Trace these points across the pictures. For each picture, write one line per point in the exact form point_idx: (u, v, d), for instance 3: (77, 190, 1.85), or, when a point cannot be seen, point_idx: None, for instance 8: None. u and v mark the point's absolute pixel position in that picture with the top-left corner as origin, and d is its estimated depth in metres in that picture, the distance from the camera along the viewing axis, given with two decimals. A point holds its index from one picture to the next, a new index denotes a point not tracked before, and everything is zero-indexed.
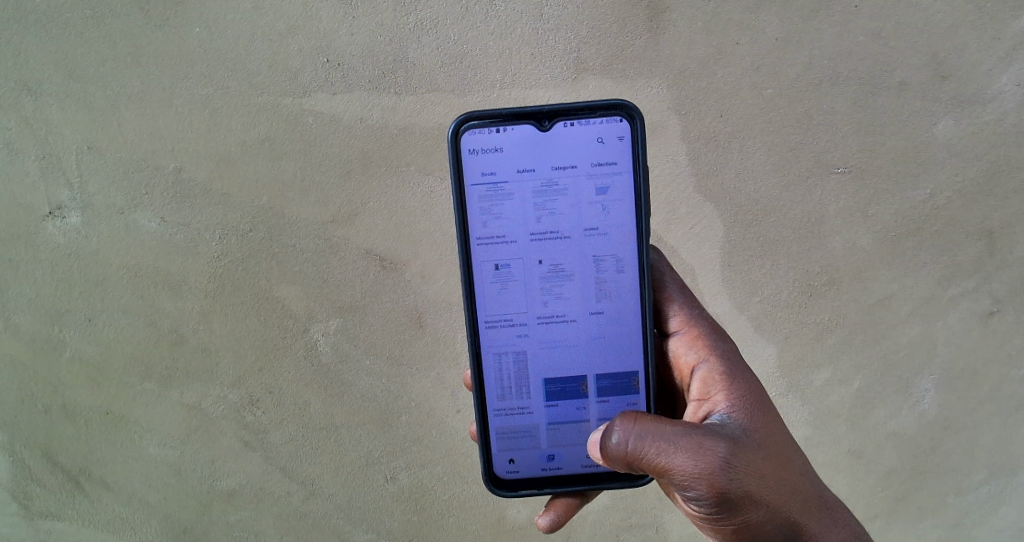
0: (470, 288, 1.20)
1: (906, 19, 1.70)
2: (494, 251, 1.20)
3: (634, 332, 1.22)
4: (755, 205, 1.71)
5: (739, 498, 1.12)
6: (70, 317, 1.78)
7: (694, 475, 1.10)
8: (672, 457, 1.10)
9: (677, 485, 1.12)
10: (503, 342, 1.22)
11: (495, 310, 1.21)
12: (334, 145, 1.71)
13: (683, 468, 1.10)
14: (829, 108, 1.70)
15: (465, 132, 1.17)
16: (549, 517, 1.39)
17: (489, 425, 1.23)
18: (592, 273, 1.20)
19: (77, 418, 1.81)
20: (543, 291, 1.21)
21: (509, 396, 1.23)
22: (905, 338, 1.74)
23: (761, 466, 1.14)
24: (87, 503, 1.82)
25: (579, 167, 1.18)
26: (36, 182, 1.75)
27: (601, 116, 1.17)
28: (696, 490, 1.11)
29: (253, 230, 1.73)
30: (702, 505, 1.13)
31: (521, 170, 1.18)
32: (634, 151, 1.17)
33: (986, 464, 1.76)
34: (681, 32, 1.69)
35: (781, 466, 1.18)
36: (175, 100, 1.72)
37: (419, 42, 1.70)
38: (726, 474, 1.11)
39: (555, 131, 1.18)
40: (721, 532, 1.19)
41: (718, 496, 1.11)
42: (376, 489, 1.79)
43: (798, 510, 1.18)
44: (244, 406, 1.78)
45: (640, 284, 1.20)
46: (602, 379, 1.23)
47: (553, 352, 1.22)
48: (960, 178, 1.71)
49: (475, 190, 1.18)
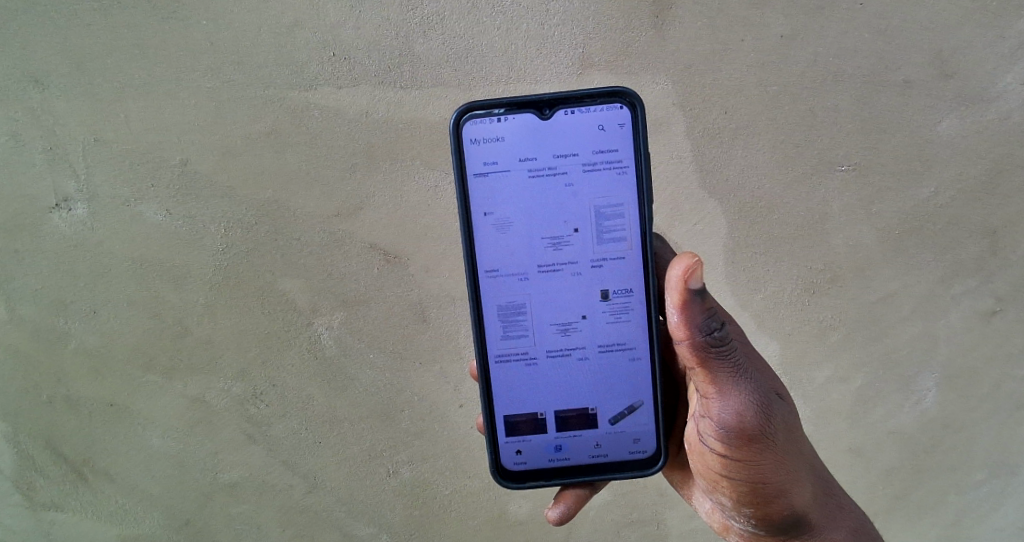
0: (474, 278, 1.20)
1: (910, 17, 1.70)
2: (497, 238, 1.20)
3: (637, 319, 1.21)
4: (758, 203, 1.72)
5: (770, 443, 1.17)
6: (74, 308, 1.79)
7: (742, 397, 1.14)
8: (734, 368, 1.13)
9: (721, 400, 1.14)
10: (501, 258, 1.20)
11: (499, 292, 1.21)
12: (340, 138, 1.71)
13: (737, 384, 1.14)
14: (833, 105, 1.71)
15: (466, 122, 1.17)
16: (559, 509, 1.35)
17: (488, 358, 1.23)
18: (594, 259, 1.20)
19: (80, 409, 1.81)
20: (546, 278, 1.21)
21: (507, 312, 1.22)
22: (906, 337, 1.75)
23: (786, 423, 1.23)
24: (89, 494, 1.83)
25: (580, 154, 1.18)
26: (42, 173, 1.76)
27: (601, 103, 1.17)
28: (736, 416, 1.14)
29: (258, 223, 1.74)
30: (727, 436, 1.16)
31: (523, 159, 1.18)
32: (636, 139, 1.17)
33: (985, 463, 1.76)
34: (686, 29, 1.70)
35: (795, 435, 1.26)
36: (182, 93, 1.72)
37: (425, 37, 1.71)
38: (764, 412, 1.17)
39: (555, 119, 1.18)
40: (728, 481, 1.21)
41: (753, 431, 1.15)
42: (378, 483, 1.79)
43: (809, 497, 1.25)
44: (247, 399, 1.78)
45: (644, 271, 1.20)
46: (606, 368, 1.23)
47: (557, 340, 1.22)
48: (963, 177, 1.72)
49: (476, 179, 1.18)
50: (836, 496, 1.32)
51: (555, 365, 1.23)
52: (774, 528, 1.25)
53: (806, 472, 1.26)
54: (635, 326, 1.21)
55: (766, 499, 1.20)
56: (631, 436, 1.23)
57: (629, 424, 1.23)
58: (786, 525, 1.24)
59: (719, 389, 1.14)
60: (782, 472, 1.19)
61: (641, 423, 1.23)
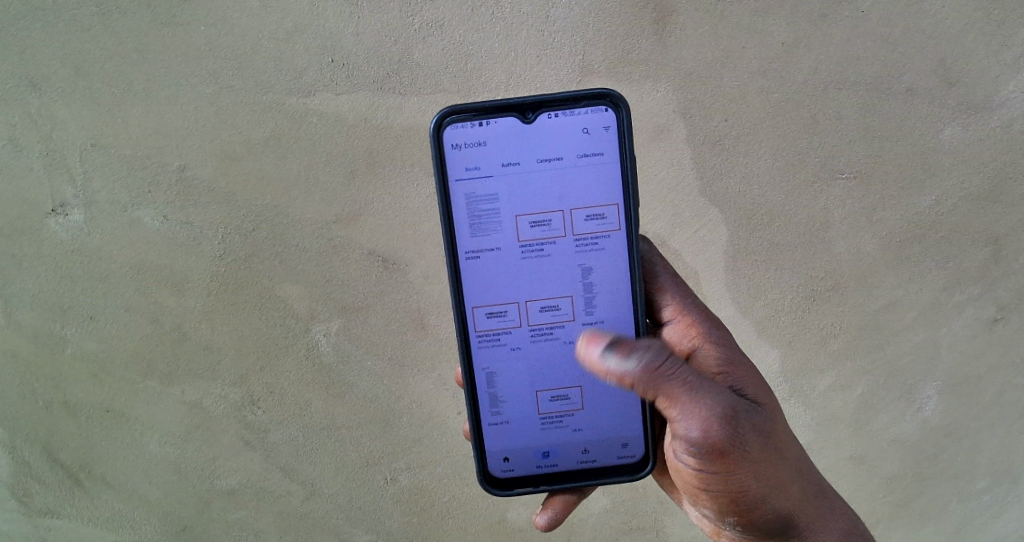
0: (458, 284, 1.19)
1: (914, 24, 1.69)
2: (481, 244, 1.19)
3: (627, 322, 1.21)
4: (760, 210, 1.71)
5: (744, 454, 1.13)
6: (72, 314, 1.78)
7: (705, 414, 1.11)
8: (688, 386, 1.10)
9: (684, 419, 1.11)
10: (485, 266, 1.19)
11: (485, 299, 1.20)
12: (340, 144, 1.70)
13: (696, 402, 1.11)
14: (836, 113, 1.70)
15: (447, 127, 1.16)
16: (548, 514, 1.37)
17: (474, 366, 1.21)
18: (580, 263, 1.19)
19: (78, 415, 1.80)
20: (532, 283, 1.20)
21: (492, 319, 1.20)
22: (908, 345, 1.74)
23: (763, 431, 1.18)
24: (86, 500, 1.82)
25: (565, 159, 1.17)
26: (41, 178, 1.75)
27: (586, 106, 1.16)
28: (702, 434, 1.11)
29: (256, 229, 1.73)
30: (701, 455, 1.13)
31: (506, 164, 1.17)
32: (622, 143, 1.16)
33: (988, 471, 1.75)
34: (688, 36, 1.69)
35: (779, 441, 1.21)
36: (181, 98, 1.72)
37: (425, 43, 1.70)
38: (733, 427, 1.13)
39: (539, 123, 1.17)
40: (708, 494, 1.19)
41: (723, 446, 1.12)
42: (377, 490, 1.78)
43: (797, 496, 1.22)
44: (244, 405, 1.77)
45: (631, 274, 1.20)
46: (594, 372, 1.22)
47: (545, 346, 1.21)
48: (966, 185, 1.71)
49: (460, 185, 1.17)
50: (828, 499, 1.28)
51: (542, 372, 1.22)
52: (762, 532, 1.23)
53: (793, 475, 1.22)
54: (624, 329, 1.21)
55: (748, 507, 1.18)
56: (620, 440, 1.22)
57: (618, 428, 1.23)
58: (774, 528, 1.22)
59: (680, 409, 1.11)
60: (763, 481, 1.16)
61: (630, 426, 1.22)
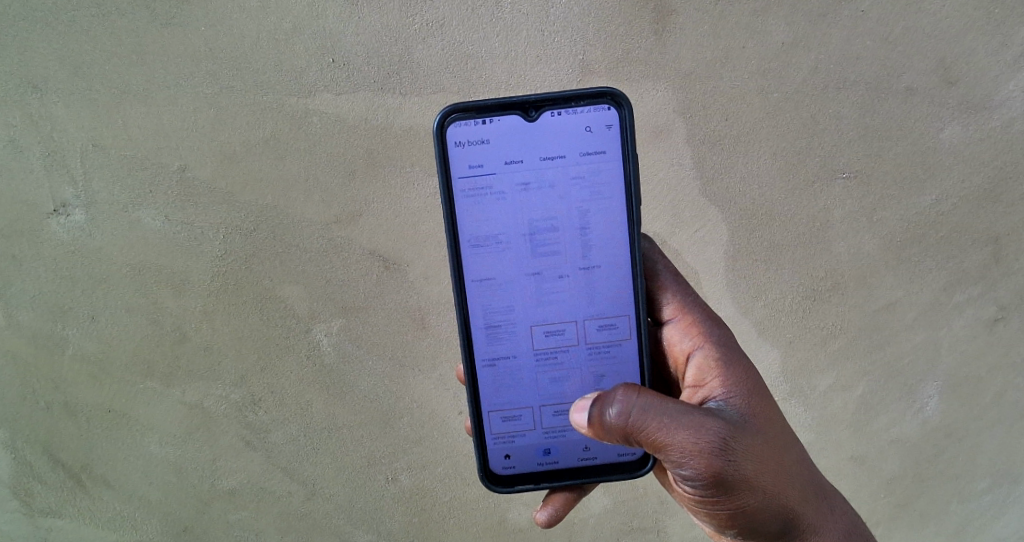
0: (460, 281, 1.18)
1: (914, 23, 1.69)
2: (483, 241, 1.18)
3: (628, 320, 1.21)
4: (760, 209, 1.71)
5: (736, 475, 1.12)
6: (73, 315, 1.78)
7: (689, 454, 1.11)
8: (668, 433, 1.10)
9: (671, 461, 1.12)
10: (487, 262, 1.19)
11: (486, 297, 1.20)
12: (340, 144, 1.71)
13: (680, 445, 1.10)
14: (835, 113, 1.70)
15: (451, 124, 1.15)
16: (547, 511, 1.37)
17: (476, 363, 1.21)
18: (581, 261, 1.19)
19: (78, 416, 1.80)
20: (534, 281, 1.20)
21: (493, 318, 1.20)
22: (909, 345, 1.74)
23: (755, 446, 1.16)
24: (86, 501, 1.82)
25: (567, 157, 1.17)
26: (41, 179, 1.75)
27: (589, 104, 1.16)
28: (691, 469, 1.11)
29: (257, 229, 1.73)
30: (695, 485, 1.14)
31: (508, 162, 1.17)
32: (624, 142, 1.16)
33: (989, 472, 1.75)
34: (687, 35, 1.69)
35: (777, 450, 1.19)
36: (180, 99, 1.72)
37: (425, 44, 1.70)
38: (723, 456, 1.12)
39: (543, 121, 1.17)
40: (706, 511, 1.21)
41: (714, 475, 1.12)
42: (377, 490, 1.78)
43: (797, 500, 1.21)
44: (245, 405, 1.78)
45: (633, 272, 1.20)
46: (595, 369, 1.22)
47: (546, 344, 1.21)
48: (967, 184, 1.71)
49: (463, 183, 1.17)
50: (828, 498, 1.27)
51: (543, 369, 1.22)
52: (762, 533, 1.22)
53: (791, 477, 1.21)
54: (625, 327, 1.21)
55: (746, 518, 1.18)
56: None
57: None
58: (773, 529, 1.21)
59: (666, 454, 1.11)
60: (759, 496, 1.15)
61: None
